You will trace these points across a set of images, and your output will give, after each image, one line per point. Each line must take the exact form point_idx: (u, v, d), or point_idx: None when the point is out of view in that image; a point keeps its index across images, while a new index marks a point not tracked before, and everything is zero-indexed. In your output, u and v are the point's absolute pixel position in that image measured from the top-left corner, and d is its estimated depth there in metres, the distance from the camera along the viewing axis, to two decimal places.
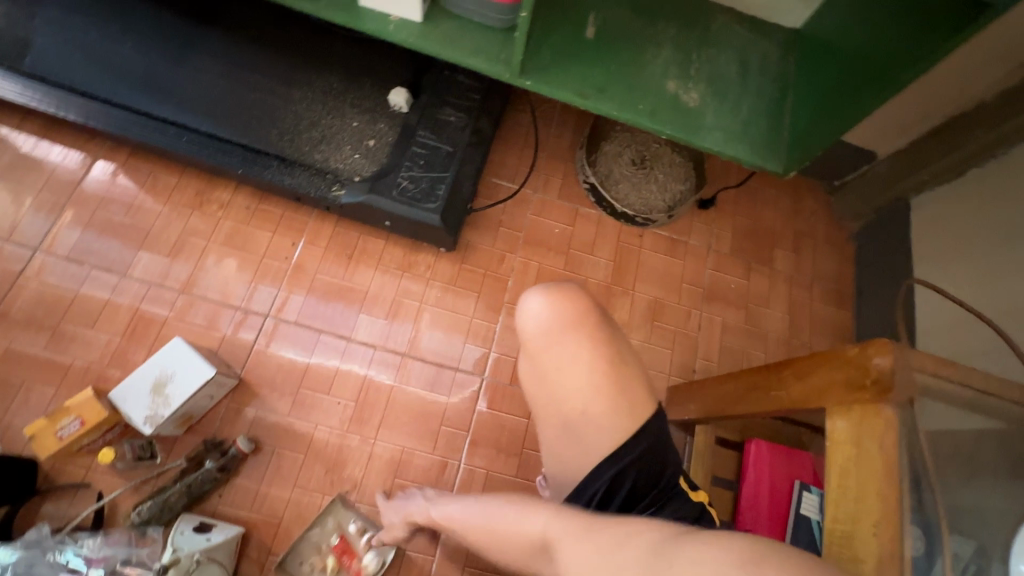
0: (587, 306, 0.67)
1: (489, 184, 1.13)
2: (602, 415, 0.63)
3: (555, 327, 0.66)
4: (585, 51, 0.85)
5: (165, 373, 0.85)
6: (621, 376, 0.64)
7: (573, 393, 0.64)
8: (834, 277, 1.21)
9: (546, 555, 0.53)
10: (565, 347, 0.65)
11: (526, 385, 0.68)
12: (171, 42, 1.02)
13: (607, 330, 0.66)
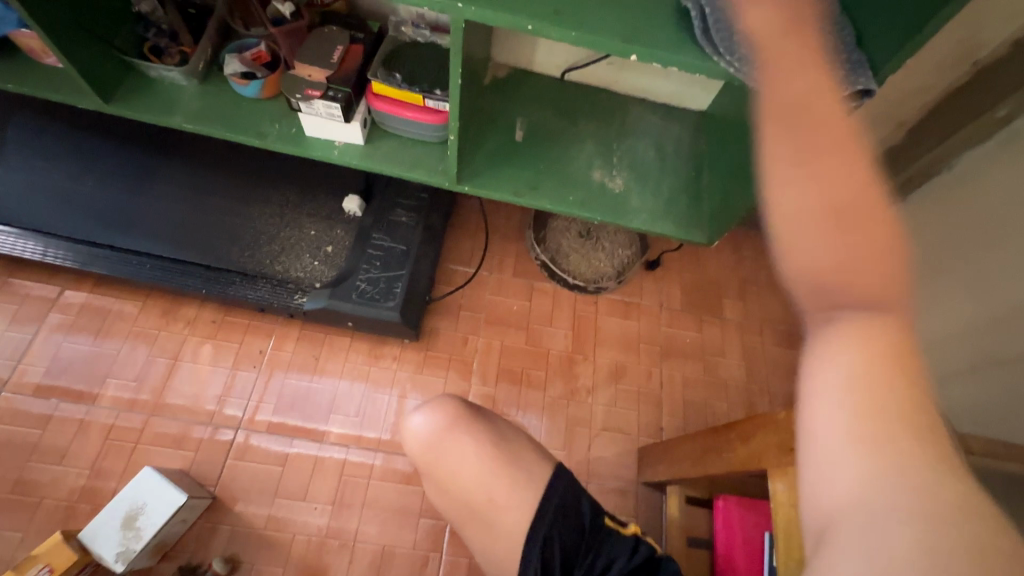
0: (453, 406, 0.78)
1: (446, 271, 1.20)
2: (503, 495, 0.71)
3: (435, 436, 0.76)
4: (517, 153, 0.95)
5: (137, 505, 0.85)
6: (508, 455, 0.73)
7: (489, 476, 0.72)
8: (782, 318, 1.28)
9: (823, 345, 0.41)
10: (450, 447, 0.75)
11: (437, 495, 0.76)
12: (131, 174, 1.08)
13: (474, 416, 0.77)
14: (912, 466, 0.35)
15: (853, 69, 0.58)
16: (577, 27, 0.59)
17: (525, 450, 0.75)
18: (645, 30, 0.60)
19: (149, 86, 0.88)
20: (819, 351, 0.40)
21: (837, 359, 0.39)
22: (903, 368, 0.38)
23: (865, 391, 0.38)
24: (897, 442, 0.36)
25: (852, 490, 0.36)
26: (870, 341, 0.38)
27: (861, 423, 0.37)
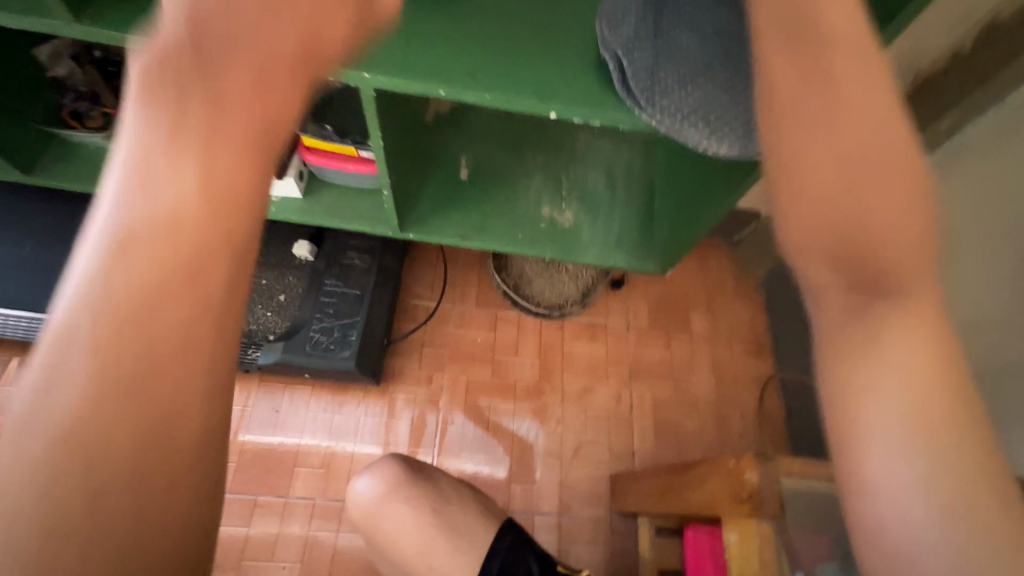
0: (398, 465, 0.75)
1: (407, 307, 1.18)
2: (446, 559, 0.69)
3: (380, 502, 0.73)
4: (461, 192, 0.93)
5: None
6: (451, 516, 0.72)
7: (430, 539, 0.70)
8: (751, 328, 1.27)
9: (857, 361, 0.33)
10: (395, 511, 0.72)
11: (385, 558, 0.74)
12: (70, 234, 1.03)
13: (420, 475, 0.75)
14: (989, 506, 0.29)
15: None
16: (491, 89, 0.57)
17: (473, 512, 0.73)
18: (564, 88, 0.59)
19: (75, 152, 0.86)
20: (853, 380, 0.32)
21: (883, 391, 0.31)
22: (959, 390, 0.31)
23: (922, 420, 0.30)
24: (959, 467, 0.30)
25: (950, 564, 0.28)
26: (917, 349, 0.32)
27: (928, 473, 0.30)
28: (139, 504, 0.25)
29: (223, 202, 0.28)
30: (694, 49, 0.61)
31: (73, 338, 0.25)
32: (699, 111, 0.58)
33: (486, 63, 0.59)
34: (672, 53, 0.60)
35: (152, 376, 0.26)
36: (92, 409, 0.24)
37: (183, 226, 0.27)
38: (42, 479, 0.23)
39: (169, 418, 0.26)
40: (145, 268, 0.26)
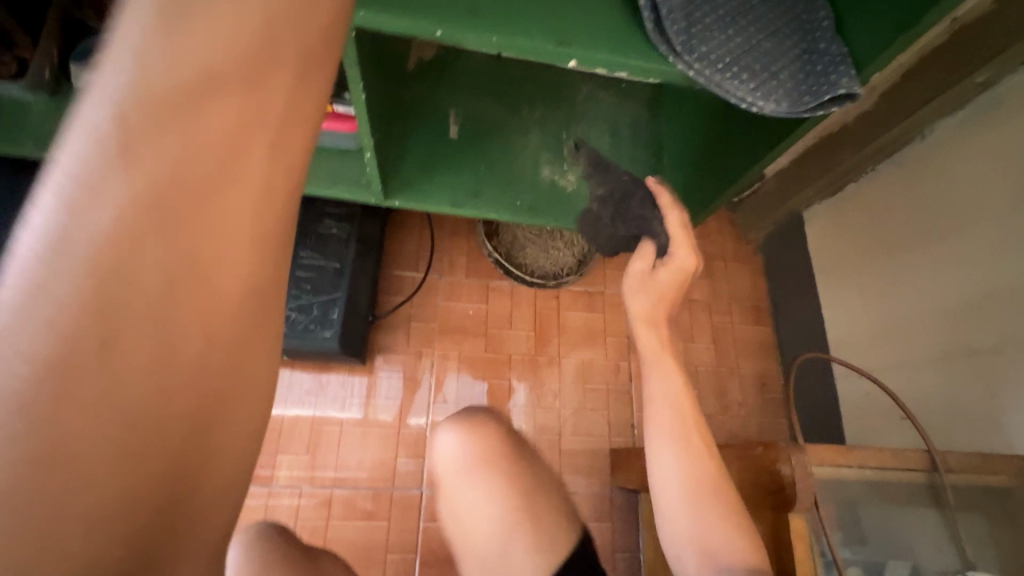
0: (494, 436, 0.60)
1: (391, 279, 1.09)
2: (521, 557, 0.54)
3: (464, 467, 0.58)
4: (452, 154, 0.83)
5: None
6: (538, 506, 0.56)
7: (508, 537, 0.55)
8: (751, 294, 1.23)
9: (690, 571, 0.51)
10: (478, 488, 0.57)
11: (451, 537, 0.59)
12: None
13: (517, 454, 0.59)
14: None
15: (832, 67, 0.49)
16: (497, 29, 0.46)
17: (560, 511, 0.57)
18: (580, 29, 0.49)
19: None
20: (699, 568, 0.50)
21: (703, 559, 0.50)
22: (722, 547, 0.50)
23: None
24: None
25: None
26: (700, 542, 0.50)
27: None
28: (160, 367, 0.24)
29: (238, 62, 0.24)
30: None
31: (84, 203, 0.20)
32: (741, 59, 0.49)
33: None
34: None
35: (155, 250, 0.23)
36: (97, 297, 0.21)
37: (211, 76, 0.24)
38: (57, 366, 0.20)
39: (178, 305, 0.24)
40: (166, 113, 0.22)
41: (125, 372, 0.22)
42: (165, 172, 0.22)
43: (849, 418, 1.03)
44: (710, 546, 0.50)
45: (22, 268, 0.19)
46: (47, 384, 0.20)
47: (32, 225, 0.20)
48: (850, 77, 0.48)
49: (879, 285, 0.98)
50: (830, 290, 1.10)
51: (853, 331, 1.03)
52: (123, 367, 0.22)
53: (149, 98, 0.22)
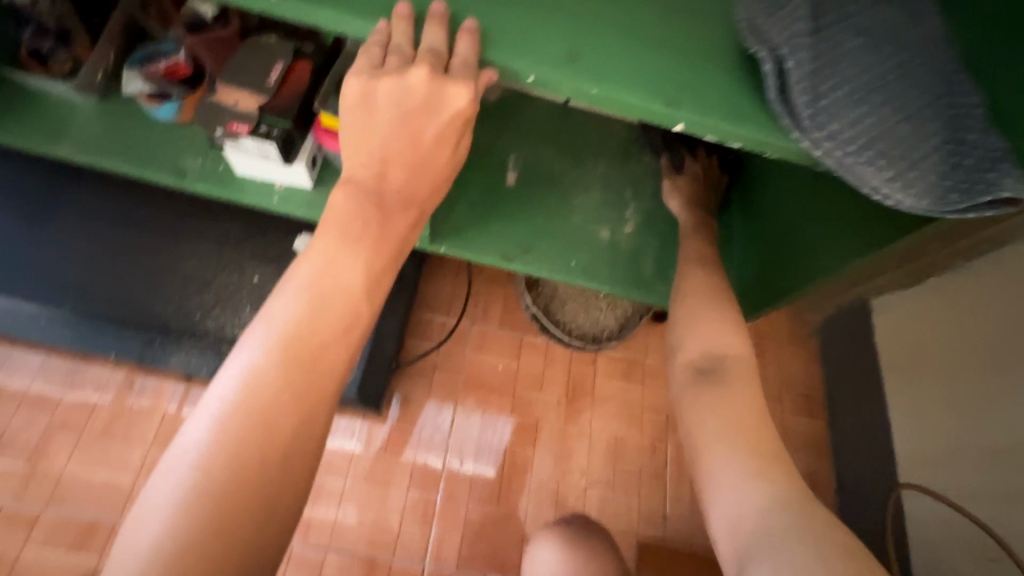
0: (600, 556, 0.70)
1: (420, 323, 1.02)
2: None
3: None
4: (509, 202, 0.77)
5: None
6: None
7: None
8: (806, 382, 1.12)
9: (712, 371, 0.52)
10: None
11: None
12: (29, 201, 0.85)
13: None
14: (750, 408, 0.49)
15: (987, 164, 0.41)
16: (599, 79, 0.41)
17: None
18: (690, 89, 0.42)
19: (35, 104, 0.68)
20: (695, 340, 0.56)
21: (720, 340, 0.55)
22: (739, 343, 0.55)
23: (739, 427, 0.47)
24: (744, 393, 0.50)
25: (729, 442, 0.46)
26: (703, 318, 0.58)
27: (748, 426, 0.47)
28: (282, 441, 0.35)
29: (352, 299, 0.39)
30: (867, 56, 0.44)
31: (264, 345, 0.36)
32: (878, 143, 0.42)
33: (591, 41, 0.42)
34: (838, 58, 0.43)
35: (283, 432, 0.35)
36: (241, 451, 0.33)
37: (345, 278, 0.39)
38: (239, 435, 0.34)
39: (299, 406, 0.35)
40: (324, 294, 0.38)
41: (241, 492, 0.33)
42: (298, 373, 0.36)
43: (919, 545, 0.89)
44: (718, 372, 0.52)
45: (209, 423, 0.34)
46: (238, 443, 0.34)
47: (249, 355, 0.36)
48: (1015, 178, 0.40)
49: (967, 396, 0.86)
50: (899, 393, 0.98)
51: (930, 443, 0.91)
52: (243, 504, 0.33)
53: (289, 330, 0.37)
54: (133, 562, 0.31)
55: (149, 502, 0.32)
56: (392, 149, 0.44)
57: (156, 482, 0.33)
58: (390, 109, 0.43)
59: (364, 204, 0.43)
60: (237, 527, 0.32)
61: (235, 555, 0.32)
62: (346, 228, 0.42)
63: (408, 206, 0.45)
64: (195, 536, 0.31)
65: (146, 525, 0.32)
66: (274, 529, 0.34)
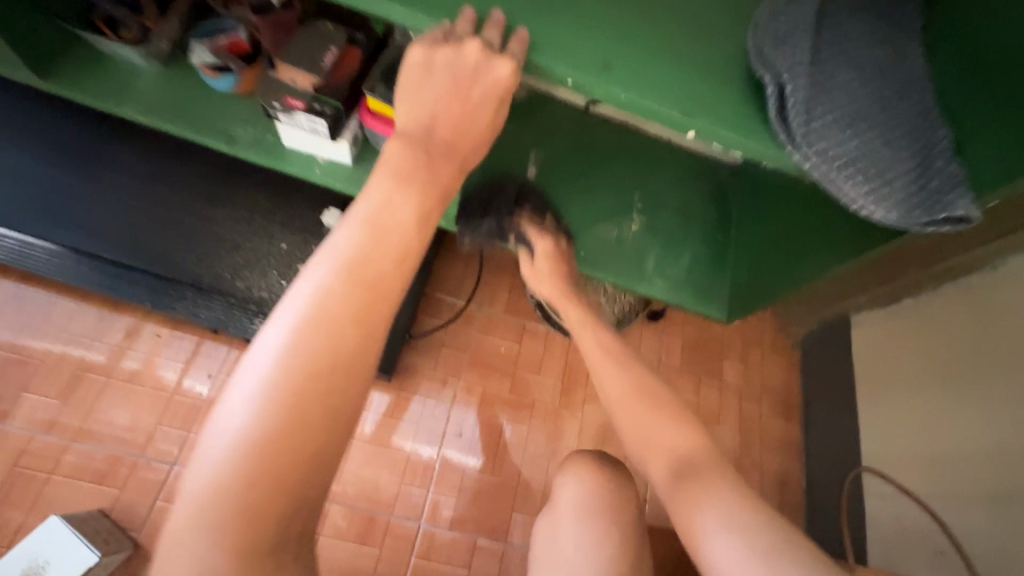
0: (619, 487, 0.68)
1: (430, 301, 1.08)
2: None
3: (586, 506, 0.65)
4: (529, 194, 0.84)
5: (37, 563, 0.70)
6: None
7: None
8: (783, 387, 1.22)
9: (676, 474, 0.53)
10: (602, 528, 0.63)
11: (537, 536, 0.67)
12: (71, 150, 0.90)
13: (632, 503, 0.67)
14: (726, 494, 0.49)
15: (946, 188, 0.49)
16: (627, 86, 0.48)
17: None
18: (705, 100, 0.50)
19: (101, 63, 0.74)
20: (648, 448, 0.57)
21: (669, 434, 0.57)
22: (685, 428, 0.57)
23: (724, 522, 0.47)
24: (710, 481, 0.51)
25: (728, 540, 0.46)
26: (641, 420, 0.59)
27: (729, 516, 0.47)
28: (348, 348, 0.39)
29: (408, 233, 0.43)
30: (856, 87, 0.51)
31: (330, 266, 0.40)
32: (858, 161, 0.49)
33: (623, 54, 0.50)
34: (831, 87, 0.50)
35: (347, 341, 0.39)
36: (310, 358, 0.38)
37: (402, 216, 0.44)
38: (310, 341, 0.38)
39: (361, 320, 0.39)
40: (384, 227, 0.43)
41: (313, 390, 0.37)
42: (360, 292, 0.40)
43: (876, 542, 0.97)
44: (682, 470, 0.53)
45: (282, 332, 0.38)
46: (309, 348, 0.38)
47: (316, 274, 0.40)
48: (968, 200, 0.48)
49: (930, 407, 0.94)
50: (870, 403, 1.05)
51: (894, 450, 0.98)
52: (313, 404, 0.37)
53: (352, 256, 0.41)
54: (223, 445, 0.36)
55: (233, 398, 0.37)
56: (442, 108, 0.49)
57: (238, 382, 0.37)
58: (447, 77, 0.48)
59: (413, 148, 0.48)
60: (309, 421, 0.37)
61: (309, 444, 0.37)
62: (400, 170, 0.46)
63: (448, 154, 0.49)
64: (274, 427, 0.36)
65: (233, 415, 0.36)
66: (339, 428, 0.38)
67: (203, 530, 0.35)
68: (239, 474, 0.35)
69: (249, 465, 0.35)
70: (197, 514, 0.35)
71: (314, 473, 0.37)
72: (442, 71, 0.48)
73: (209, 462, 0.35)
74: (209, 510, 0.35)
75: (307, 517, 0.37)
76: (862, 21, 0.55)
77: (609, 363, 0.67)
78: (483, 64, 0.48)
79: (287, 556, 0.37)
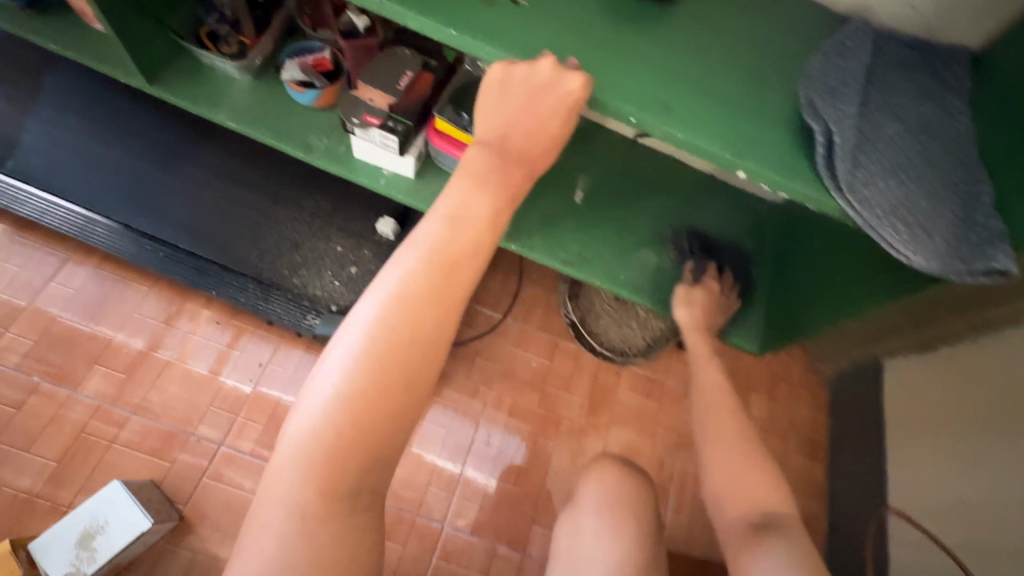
0: (639, 491, 0.70)
1: (469, 312, 1.13)
2: None
3: (607, 507, 0.68)
4: (575, 216, 0.88)
5: (97, 523, 0.74)
6: None
7: None
8: (809, 426, 1.22)
9: (754, 525, 0.52)
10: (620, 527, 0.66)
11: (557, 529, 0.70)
12: (164, 152, 1.00)
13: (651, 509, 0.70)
14: (809, 554, 0.49)
15: (984, 244, 0.51)
16: (684, 129, 0.53)
17: None
18: (757, 145, 0.54)
19: (202, 73, 0.82)
20: (720, 494, 0.55)
21: (755, 484, 0.55)
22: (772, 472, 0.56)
23: None
24: (794, 533, 0.50)
25: None
26: (727, 464, 0.57)
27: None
28: (429, 329, 0.43)
29: (484, 231, 0.48)
30: (903, 140, 0.54)
31: (416, 255, 0.45)
32: (900, 211, 0.52)
33: (682, 98, 0.54)
34: (878, 139, 0.53)
35: (428, 323, 0.43)
36: (393, 334, 0.42)
37: (479, 215, 0.48)
38: (397, 319, 0.42)
39: (441, 305, 0.44)
40: (463, 223, 0.47)
41: (396, 363, 0.42)
42: (440, 280, 0.44)
43: None
44: (762, 520, 0.52)
45: (370, 310, 0.43)
46: (395, 325, 0.42)
47: (405, 260, 0.45)
48: (1007, 255, 0.50)
49: (960, 457, 0.93)
50: (899, 449, 1.04)
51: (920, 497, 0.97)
52: (394, 375, 0.41)
53: (433, 246, 0.45)
54: (319, 403, 0.41)
55: (328, 363, 0.42)
56: (518, 117, 0.53)
57: (331, 351, 0.42)
58: (523, 92, 0.53)
59: (490, 156, 0.52)
60: (391, 390, 0.41)
61: (389, 410, 0.41)
62: (476, 176, 0.50)
63: (520, 160, 0.52)
64: (359, 393, 0.41)
65: (328, 376, 0.41)
66: (414, 401, 0.43)
67: (296, 479, 0.40)
68: (332, 428, 0.40)
69: (338, 424, 0.40)
70: (292, 464, 0.40)
71: (390, 438, 0.42)
72: (514, 95, 0.53)
73: (305, 419, 0.40)
74: (303, 460, 0.40)
75: (380, 478, 0.42)
76: (910, 77, 0.58)
77: (711, 411, 0.63)
78: (554, 91, 0.52)
79: (362, 509, 0.41)
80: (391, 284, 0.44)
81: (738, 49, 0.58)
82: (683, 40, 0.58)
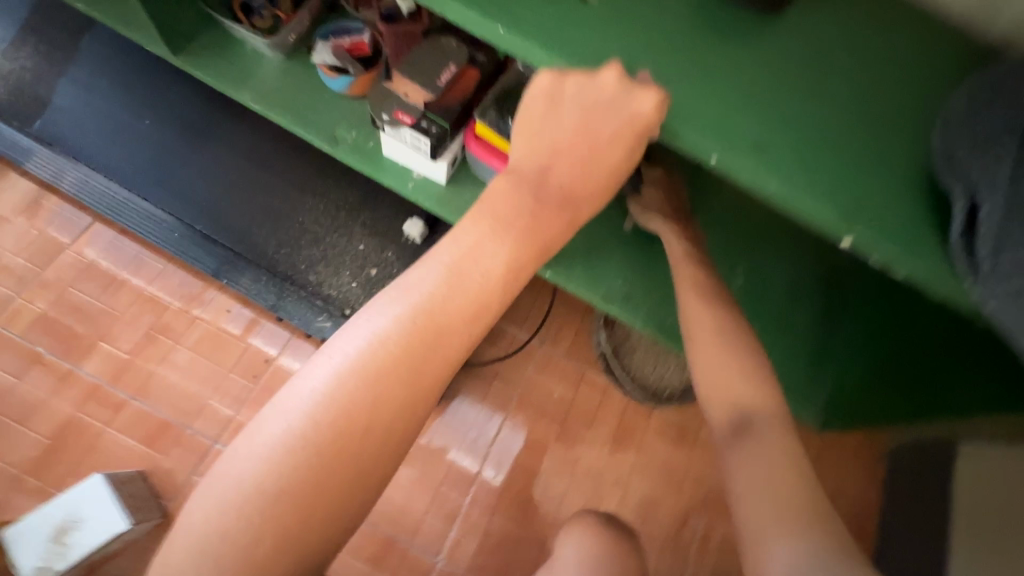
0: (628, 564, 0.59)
1: (494, 329, 1.05)
2: None
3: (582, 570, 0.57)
4: (622, 246, 0.77)
5: (73, 519, 0.75)
6: None
7: None
8: (859, 500, 1.08)
9: (742, 423, 0.47)
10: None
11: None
12: (192, 126, 0.95)
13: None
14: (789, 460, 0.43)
15: None
16: (782, 179, 0.42)
17: None
18: (868, 210, 0.42)
19: (232, 48, 0.75)
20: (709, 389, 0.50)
21: (747, 385, 0.49)
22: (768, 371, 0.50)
23: (777, 489, 0.41)
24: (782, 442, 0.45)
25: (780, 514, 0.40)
26: (722, 357, 0.51)
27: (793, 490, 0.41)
28: (397, 409, 0.36)
29: (491, 291, 0.39)
30: None
31: (396, 314, 0.37)
32: None
33: (785, 139, 0.43)
34: None
35: (396, 403, 0.35)
36: (349, 409, 0.34)
37: (488, 270, 0.39)
38: (358, 394, 0.35)
39: (419, 382, 0.36)
40: (466, 277, 0.39)
41: (346, 447, 0.34)
42: (421, 350, 0.36)
43: None
44: (747, 416, 0.47)
45: (329, 374, 0.35)
46: (355, 401, 0.35)
47: (381, 319, 0.37)
48: None
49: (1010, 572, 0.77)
50: (963, 548, 0.88)
51: None
52: (343, 460, 0.34)
53: (421, 304, 0.37)
54: (239, 485, 0.33)
55: (259, 434, 0.34)
56: (568, 143, 0.45)
57: (267, 418, 0.34)
58: (576, 109, 0.43)
59: (523, 190, 0.43)
60: (336, 479, 0.34)
61: (329, 501, 0.34)
62: (500, 216, 0.42)
63: (561, 202, 0.43)
64: (292, 483, 0.33)
65: (256, 452, 0.33)
66: (365, 491, 0.35)
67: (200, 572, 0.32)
68: (252, 517, 0.32)
69: (257, 516, 0.32)
70: (191, 555, 0.32)
71: (321, 540, 0.34)
72: (570, 120, 0.44)
73: (218, 500, 0.33)
74: (208, 550, 0.32)
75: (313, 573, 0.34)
76: None
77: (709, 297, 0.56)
78: (619, 115, 0.42)
79: None
80: (362, 348, 0.36)
81: (860, 77, 0.46)
82: (789, 61, 0.46)
